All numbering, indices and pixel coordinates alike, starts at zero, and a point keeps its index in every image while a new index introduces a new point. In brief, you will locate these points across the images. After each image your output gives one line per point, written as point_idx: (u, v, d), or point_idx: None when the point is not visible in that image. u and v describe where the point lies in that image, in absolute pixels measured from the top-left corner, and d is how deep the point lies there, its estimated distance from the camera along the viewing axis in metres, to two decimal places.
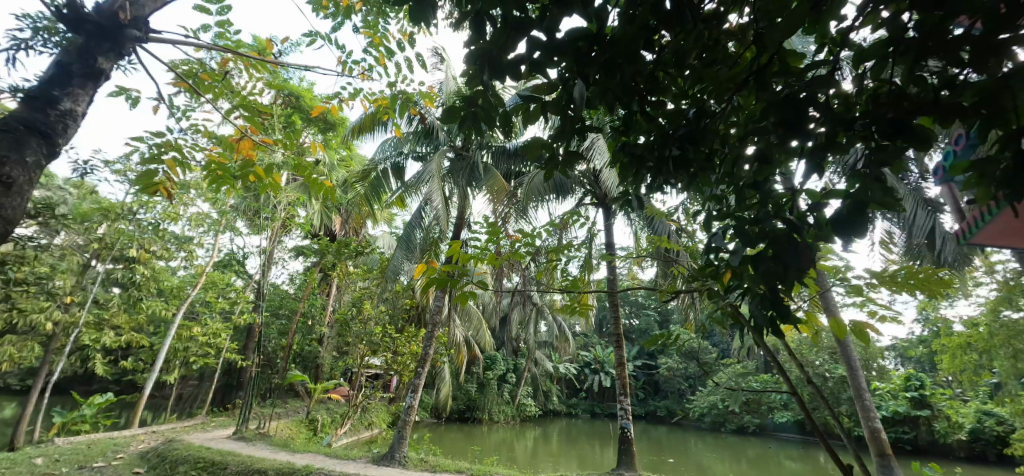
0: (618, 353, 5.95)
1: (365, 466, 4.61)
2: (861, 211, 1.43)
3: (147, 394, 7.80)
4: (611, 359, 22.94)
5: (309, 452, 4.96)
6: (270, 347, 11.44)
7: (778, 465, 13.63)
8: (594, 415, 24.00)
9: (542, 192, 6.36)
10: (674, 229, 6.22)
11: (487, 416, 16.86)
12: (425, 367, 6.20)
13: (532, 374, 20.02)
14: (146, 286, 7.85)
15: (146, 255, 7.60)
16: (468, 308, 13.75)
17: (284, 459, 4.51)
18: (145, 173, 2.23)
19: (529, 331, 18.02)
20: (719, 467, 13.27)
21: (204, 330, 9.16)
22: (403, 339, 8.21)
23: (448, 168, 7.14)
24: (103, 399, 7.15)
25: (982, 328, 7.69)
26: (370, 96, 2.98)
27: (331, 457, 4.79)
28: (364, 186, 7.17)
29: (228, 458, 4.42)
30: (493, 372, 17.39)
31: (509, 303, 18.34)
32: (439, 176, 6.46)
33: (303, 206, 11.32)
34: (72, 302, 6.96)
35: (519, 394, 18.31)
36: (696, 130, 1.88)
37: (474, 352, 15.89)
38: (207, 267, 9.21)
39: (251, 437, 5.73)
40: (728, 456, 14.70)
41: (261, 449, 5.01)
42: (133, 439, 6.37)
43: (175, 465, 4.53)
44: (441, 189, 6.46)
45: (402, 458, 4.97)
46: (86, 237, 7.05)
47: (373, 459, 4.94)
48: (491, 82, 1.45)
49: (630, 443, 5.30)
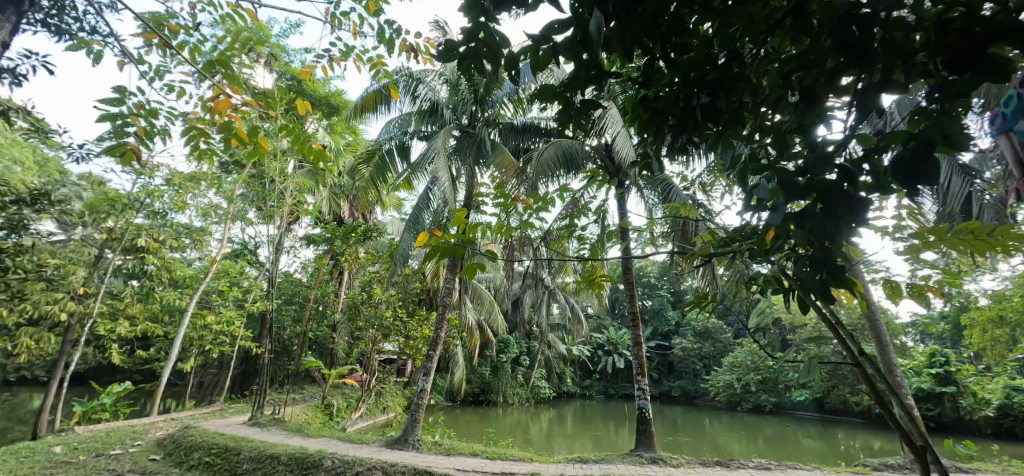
0: (635, 332, 5.80)
1: (378, 451, 4.53)
2: (927, 155, 1.22)
3: (165, 382, 7.87)
4: (625, 340, 22.87)
5: (323, 437, 4.90)
6: (285, 334, 11.52)
7: (797, 443, 13.48)
8: (608, 396, 24.05)
9: (553, 168, 6.14)
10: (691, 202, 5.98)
11: (502, 398, 16.93)
12: (437, 350, 6.08)
13: (545, 356, 20.04)
14: (158, 276, 7.85)
15: (156, 245, 7.57)
16: (479, 292, 13.69)
17: (298, 444, 4.46)
18: (112, 143, 2.11)
19: (542, 314, 17.97)
20: (737, 446, 13.17)
21: (217, 318, 9.19)
22: (415, 323, 8.18)
23: (454, 147, 6.96)
24: (121, 388, 7.21)
25: (1015, 300, 7.35)
26: (363, 53, 2.72)
27: (345, 442, 4.73)
28: (370, 169, 7.04)
29: (241, 444, 4.38)
30: (506, 355, 17.43)
31: (520, 287, 18.27)
32: (445, 154, 6.25)
33: (311, 193, 11.30)
34: (85, 293, 6.96)
35: (533, 376, 18.37)
36: (726, 78, 1.66)
37: (487, 336, 15.90)
38: (218, 256, 9.21)
39: (265, 423, 5.71)
40: (746, 435, 14.57)
41: (274, 435, 4.97)
42: (150, 427, 6.41)
43: (189, 452, 4.51)
44: (448, 167, 6.25)
45: (417, 441, 4.89)
46: (97, 229, 7.08)
47: (387, 443, 4.88)
48: (493, 15, 1.26)
49: (649, 423, 5.15)
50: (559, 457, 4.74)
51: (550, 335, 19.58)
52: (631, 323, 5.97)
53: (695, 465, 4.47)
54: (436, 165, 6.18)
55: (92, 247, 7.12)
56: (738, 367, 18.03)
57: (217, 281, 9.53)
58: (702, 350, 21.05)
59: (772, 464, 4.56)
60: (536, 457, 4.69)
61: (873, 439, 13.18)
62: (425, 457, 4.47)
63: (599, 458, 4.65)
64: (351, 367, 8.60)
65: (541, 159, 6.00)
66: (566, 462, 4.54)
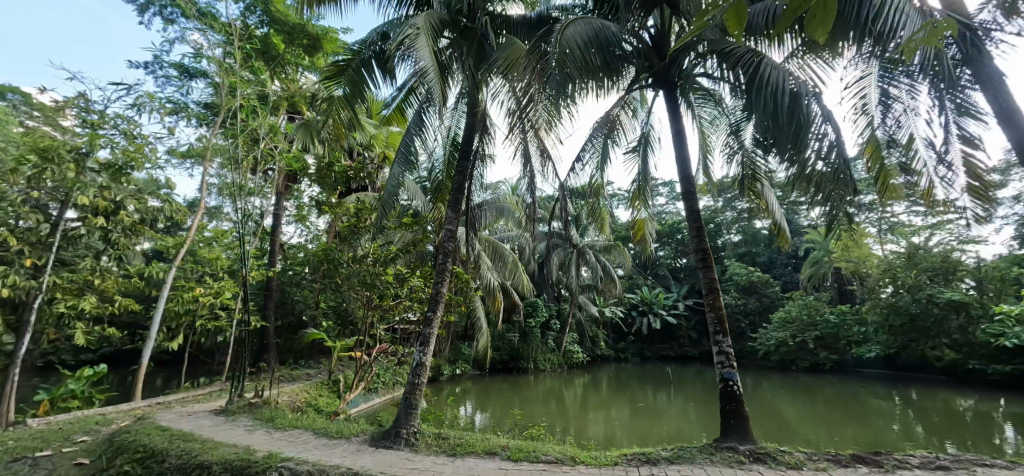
0: (707, 275, 4.32)
1: (358, 454, 3.27)
2: None
3: (147, 362, 6.91)
4: (660, 299, 21.49)
5: (295, 430, 3.78)
6: (295, 307, 10.65)
7: (864, 404, 11.87)
8: (644, 359, 22.86)
9: (584, 52, 4.21)
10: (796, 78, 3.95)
11: (532, 365, 15.97)
12: (437, 310, 4.55)
13: (577, 318, 18.84)
14: (125, 245, 6.73)
15: (110, 205, 6.35)
16: (501, 250, 12.52)
17: (245, 444, 3.28)
18: None
19: (570, 274, 16.71)
20: (792, 410, 11.68)
21: (206, 290, 8.07)
22: (422, 284, 6.97)
23: (446, 44, 5.03)
24: (92, 373, 6.27)
25: None
26: None
27: (318, 439, 3.57)
28: (342, 86, 5.37)
29: (172, 446, 3.25)
30: (535, 320, 16.31)
31: (546, 247, 17.11)
32: (428, 34, 4.36)
33: (308, 151, 10.21)
34: (34, 265, 5.80)
35: (564, 341, 17.31)
36: None
37: (513, 299, 14.73)
38: (197, 221, 8.09)
39: (235, 411, 4.61)
40: (802, 397, 13.09)
41: (231, 429, 3.82)
42: (118, 416, 5.46)
43: (115, 457, 3.40)
44: (432, 56, 4.30)
45: (413, 436, 3.64)
46: (31, 187, 5.84)
47: (372, 438, 3.66)
48: None
49: (739, 403, 3.85)
50: (613, 456, 3.45)
51: (580, 296, 18.32)
52: (698, 263, 4.48)
53: (822, 464, 3.22)
54: (415, 50, 4.30)
55: (44, 212, 6.05)
56: (791, 322, 16.38)
57: (204, 250, 8.48)
58: (747, 306, 19.48)
59: (944, 461, 3.28)
60: (579, 456, 3.34)
61: (955, 397, 11.53)
62: (421, 460, 3.22)
63: (673, 455, 3.39)
64: (356, 337, 7.18)
65: (565, 38, 4.05)
66: (626, 464, 3.27)
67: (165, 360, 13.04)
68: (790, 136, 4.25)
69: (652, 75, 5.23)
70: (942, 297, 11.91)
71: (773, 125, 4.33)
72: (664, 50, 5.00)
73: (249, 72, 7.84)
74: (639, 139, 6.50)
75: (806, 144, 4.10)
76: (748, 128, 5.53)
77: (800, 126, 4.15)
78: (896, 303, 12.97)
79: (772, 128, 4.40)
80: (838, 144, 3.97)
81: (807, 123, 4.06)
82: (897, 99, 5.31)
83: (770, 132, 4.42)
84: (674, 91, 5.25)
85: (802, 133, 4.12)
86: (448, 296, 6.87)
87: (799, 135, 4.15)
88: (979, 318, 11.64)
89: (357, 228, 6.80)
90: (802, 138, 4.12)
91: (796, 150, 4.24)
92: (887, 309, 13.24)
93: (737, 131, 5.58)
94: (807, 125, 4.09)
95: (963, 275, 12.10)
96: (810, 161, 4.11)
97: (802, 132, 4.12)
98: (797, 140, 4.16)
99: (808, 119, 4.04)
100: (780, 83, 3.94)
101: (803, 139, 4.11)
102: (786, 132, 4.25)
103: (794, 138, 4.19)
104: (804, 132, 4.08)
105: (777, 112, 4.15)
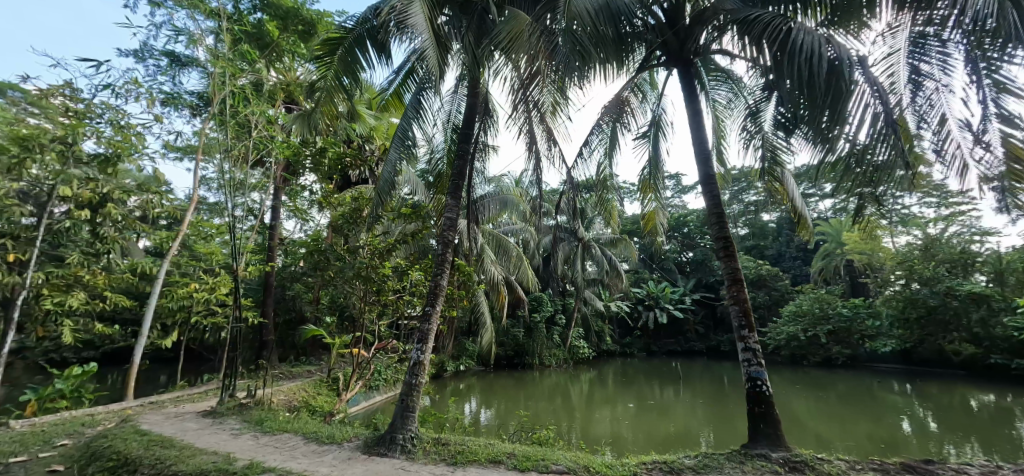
0: (730, 266, 4.01)
1: (348, 464, 3.05)
2: None
3: (139, 360, 6.67)
4: (667, 293, 21.18)
5: (283, 434, 3.62)
6: (295, 303, 10.43)
7: (879, 399, 11.55)
8: (650, 354, 22.55)
9: (593, 17, 3.84)
10: (831, 40, 3.55)
11: (538, 361, 15.70)
12: (438, 305, 4.27)
13: (582, 313, 18.57)
14: (115, 239, 6.47)
15: (95, 197, 6.05)
16: (505, 243, 12.21)
17: (226, 452, 3.10)
18: None
19: (576, 268, 16.42)
20: (805, 405, 11.38)
21: (200, 286, 7.78)
22: (422, 279, 6.70)
23: (446, 18, 4.70)
24: (81, 371, 6.07)
25: None
26: None
27: (308, 445, 3.38)
28: (335, 66, 5.10)
29: (146, 454, 2.99)
30: (540, 315, 16.04)
31: (551, 240, 16.86)
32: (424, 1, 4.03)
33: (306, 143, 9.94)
34: (15, 260, 5.53)
35: (570, 336, 17.05)
36: None
37: (517, 294, 14.44)
38: (190, 215, 7.83)
39: (225, 413, 4.36)
40: (815, 392, 12.76)
41: (216, 434, 3.59)
42: (107, 417, 5.23)
43: (85, 465, 3.12)
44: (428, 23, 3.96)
45: (411, 442, 3.39)
46: (13, 178, 5.56)
47: (367, 444, 3.43)
48: None
49: (768, 405, 3.67)
50: (632, 465, 3.24)
51: (586, 291, 18.01)
52: (720, 252, 4.16)
53: (866, 474, 3.05)
54: (410, 17, 3.96)
55: (28, 204, 5.76)
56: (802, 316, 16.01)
57: (199, 245, 8.23)
58: (756, 299, 19.13)
59: (1004, 470, 3.11)
60: (594, 466, 3.10)
61: (973, 393, 11.18)
62: (418, 471, 2.97)
63: (698, 465, 3.22)
64: (356, 334, 6.92)
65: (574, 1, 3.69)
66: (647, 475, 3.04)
67: (164, 357, 12.89)
68: (826, 108, 3.80)
69: (666, 52, 4.89)
70: (961, 289, 11.50)
71: (806, 97, 3.89)
72: (678, 24, 4.65)
73: (241, 59, 7.52)
74: (650, 123, 6.15)
75: (843, 115, 3.65)
76: (769, 109, 5.16)
77: (838, 96, 3.70)
78: (913, 295, 12.57)
79: (804, 100, 3.96)
80: (882, 114, 3.52)
81: (847, 91, 3.61)
82: (930, 76, 4.91)
83: (802, 104, 3.99)
84: (688, 69, 4.90)
85: (841, 103, 3.67)
86: (449, 290, 6.55)
87: (836, 106, 3.71)
88: (1001, 310, 11.24)
89: (353, 220, 6.51)
90: (841, 109, 3.67)
91: (831, 124, 3.80)
92: (903, 302, 12.85)
93: (756, 112, 5.22)
94: (844, 95, 3.66)
95: (983, 265, 11.71)
96: (850, 136, 3.65)
97: (840, 103, 3.67)
98: (834, 112, 3.72)
99: (847, 87, 3.59)
100: (815, 48, 3.50)
101: (842, 110, 3.66)
102: (822, 104, 3.81)
103: (831, 109, 3.75)
104: (843, 102, 3.63)
105: (812, 80, 3.72)
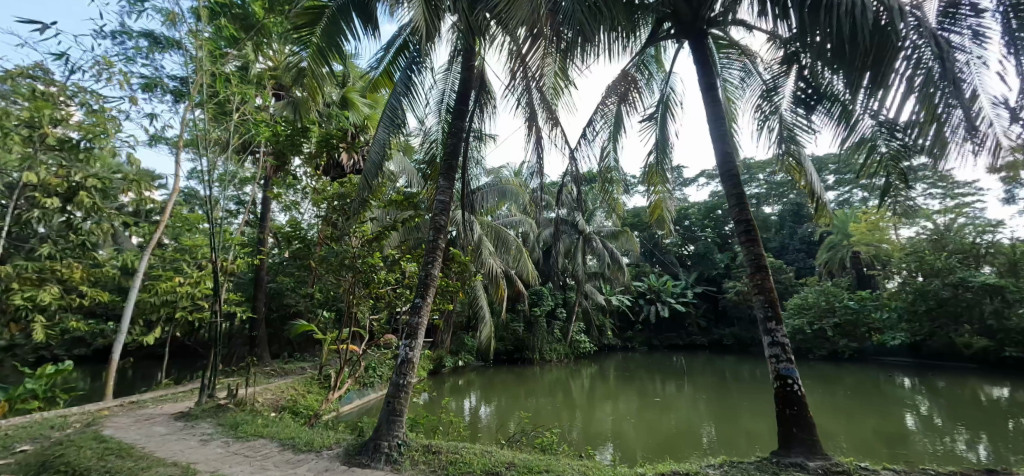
0: (754, 252, 3.67)
1: None
2: None
3: (118, 358, 6.34)
4: (669, 287, 20.90)
5: (256, 442, 3.32)
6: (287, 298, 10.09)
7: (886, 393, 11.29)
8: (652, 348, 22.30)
9: None
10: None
11: (538, 356, 15.41)
12: (429, 296, 3.94)
13: (583, 307, 18.25)
14: (92, 231, 6.14)
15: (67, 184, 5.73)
16: (504, 235, 11.87)
17: (190, 465, 2.80)
18: None
19: (576, 261, 16.09)
20: (810, 399, 11.13)
21: (184, 280, 7.43)
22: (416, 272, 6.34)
23: None
24: (54, 370, 5.70)
25: None
26: None
27: (282, 454, 3.13)
28: (317, 38, 4.74)
29: (97, 464, 2.69)
30: (540, 309, 15.73)
31: (551, 232, 16.52)
32: None
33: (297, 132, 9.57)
34: None
35: (570, 330, 16.75)
36: None
37: (517, 288, 14.11)
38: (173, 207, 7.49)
39: (200, 415, 4.06)
40: (822, 386, 12.49)
41: (184, 442, 3.28)
42: (80, 418, 4.94)
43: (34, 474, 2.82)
44: None
45: (397, 450, 3.08)
46: None
47: (351, 452, 3.13)
48: None
49: (798, 407, 3.37)
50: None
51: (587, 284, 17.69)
52: (741, 238, 3.81)
53: None
54: None
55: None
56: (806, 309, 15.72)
57: (184, 238, 7.89)
58: None
59: None
60: None
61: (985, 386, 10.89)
62: None
63: None
64: (348, 331, 6.60)
65: None
66: None
67: (154, 354, 12.57)
68: (867, 71, 3.43)
69: (677, 23, 4.52)
70: (974, 280, 11.18)
71: (844, 59, 3.52)
72: None
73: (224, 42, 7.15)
74: (658, 104, 5.78)
75: (889, 77, 3.29)
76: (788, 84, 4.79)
77: (882, 55, 3.33)
78: (923, 287, 12.25)
79: (840, 64, 3.58)
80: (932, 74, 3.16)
81: (893, 49, 3.23)
82: (961, 49, 4.57)
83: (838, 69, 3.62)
84: (702, 40, 4.53)
85: (886, 64, 3.30)
86: (444, 283, 6.20)
87: (880, 67, 3.33)
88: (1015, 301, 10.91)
89: (341, 208, 6.12)
90: (885, 70, 3.30)
91: (873, 90, 3.43)
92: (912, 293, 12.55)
93: (775, 89, 4.86)
94: (890, 54, 3.28)
95: (996, 255, 11.39)
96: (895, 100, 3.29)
97: (885, 63, 3.30)
98: (877, 73, 3.35)
99: (894, 44, 3.21)
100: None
101: (887, 72, 3.30)
102: (862, 67, 3.43)
103: (873, 72, 3.38)
104: (889, 62, 3.26)
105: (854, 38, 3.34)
